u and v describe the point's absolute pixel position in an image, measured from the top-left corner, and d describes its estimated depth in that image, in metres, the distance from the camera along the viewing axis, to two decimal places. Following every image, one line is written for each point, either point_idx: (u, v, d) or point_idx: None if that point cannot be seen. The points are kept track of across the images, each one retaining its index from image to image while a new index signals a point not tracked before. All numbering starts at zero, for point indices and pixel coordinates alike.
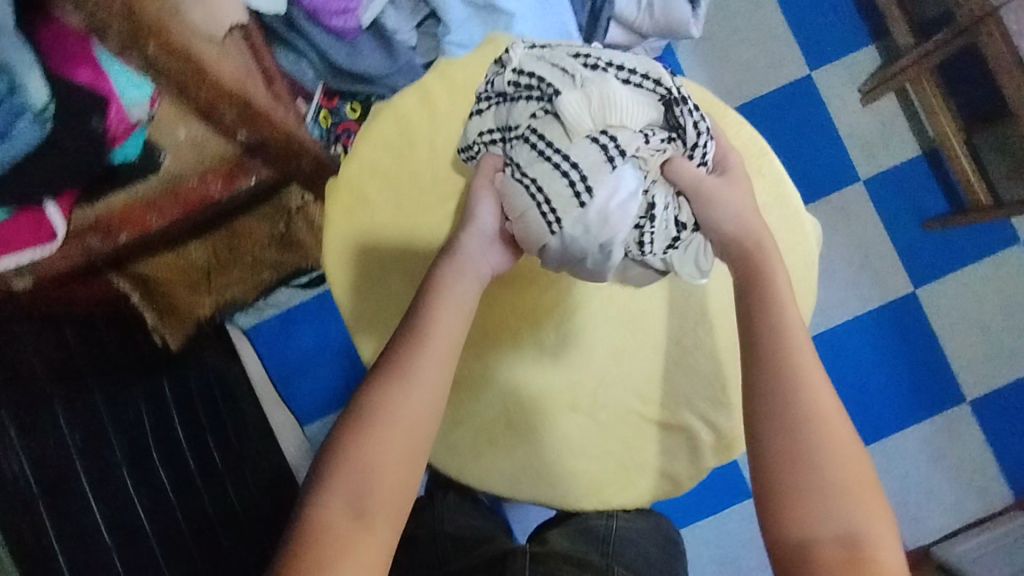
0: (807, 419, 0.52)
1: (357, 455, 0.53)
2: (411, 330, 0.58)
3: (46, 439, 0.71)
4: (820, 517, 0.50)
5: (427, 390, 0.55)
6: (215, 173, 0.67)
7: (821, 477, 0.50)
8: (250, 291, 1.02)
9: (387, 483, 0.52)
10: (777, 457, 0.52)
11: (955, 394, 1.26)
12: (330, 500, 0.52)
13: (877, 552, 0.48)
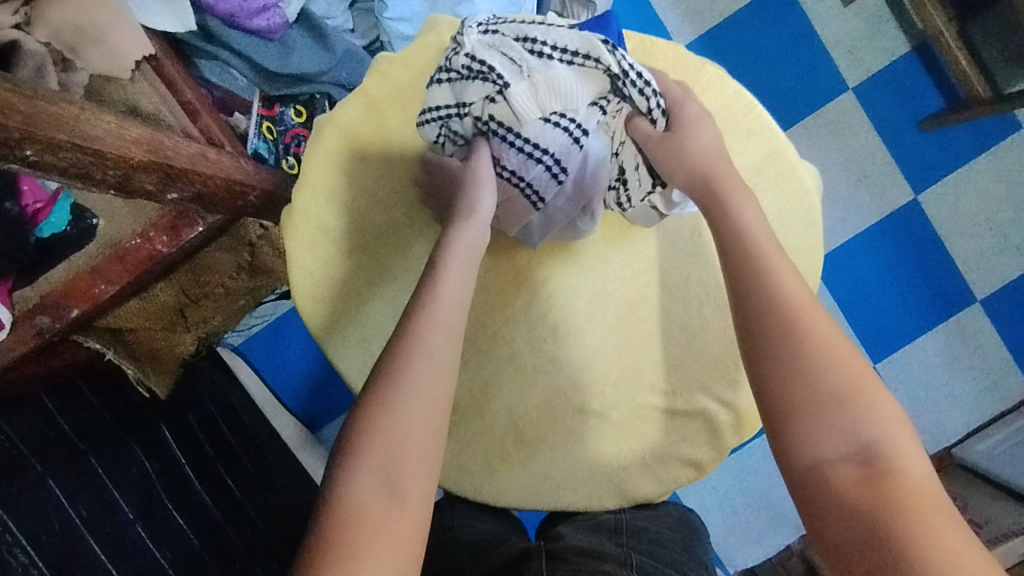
0: (798, 335, 0.47)
1: (385, 424, 0.45)
2: (425, 287, 0.51)
3: (50, 519, 0.69)
4: (829, 436, 0.44)
5: (452, 349, 0.48)
6: (159, 226, 0.60)
7: (828, 391, 0.45)
8: (230, 320, 0.95)
9: (422, 457, 0.45)
10: (776, 379, 0.46)
11: (965, 295, 1.23)
12: (359, 480, 0.43)
13: (900, 469, 0.42)
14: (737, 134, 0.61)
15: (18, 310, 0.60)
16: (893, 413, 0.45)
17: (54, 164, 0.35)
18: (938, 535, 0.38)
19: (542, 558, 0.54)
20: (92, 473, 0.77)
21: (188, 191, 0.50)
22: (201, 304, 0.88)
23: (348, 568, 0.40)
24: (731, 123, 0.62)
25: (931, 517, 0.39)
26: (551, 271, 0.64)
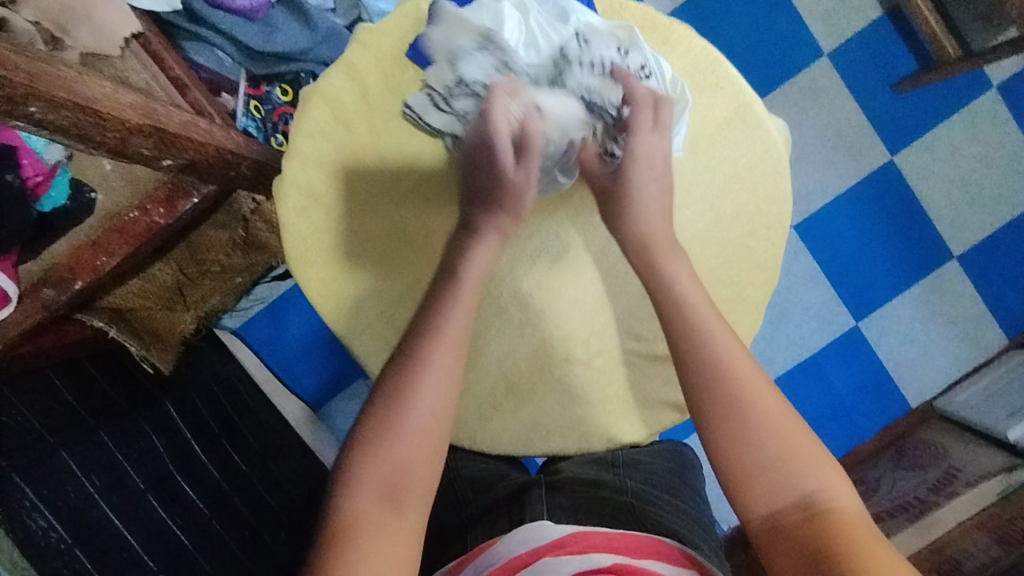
0: (740, 404, 0.50)
1: (387, 447, 0.48)
2: (428, 314, 0.54)
3: (65, 489, 0.73)
4: (775, 489, 0.47)
5: (453, 376, 0.52)
6: (155, 198, 0.62)
7: (745, 391, 0.50)
8: (228, 300, 0.98)
9: (419, 479, 0.48)
10: (721, 441, 0.49)
11: (943, 253, 1.27)
12: (359, 495, 0.47)
13: (839, 509, 0.46)
14: (706, 90, 0.64)
15: (24, 283, 0.62)
16: (829, 464, 0.48)
17: (58, 123, 0.38)
18: (880, 568, 0.41)
19: (542, 487, 0.59)
20: (102, 448, 0.80)
21: (181, 159, 0.53)
22: (199, 283, 0.90)
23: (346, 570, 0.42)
24: (699, 80, 0.64)
25: (866, 548, 0.43)
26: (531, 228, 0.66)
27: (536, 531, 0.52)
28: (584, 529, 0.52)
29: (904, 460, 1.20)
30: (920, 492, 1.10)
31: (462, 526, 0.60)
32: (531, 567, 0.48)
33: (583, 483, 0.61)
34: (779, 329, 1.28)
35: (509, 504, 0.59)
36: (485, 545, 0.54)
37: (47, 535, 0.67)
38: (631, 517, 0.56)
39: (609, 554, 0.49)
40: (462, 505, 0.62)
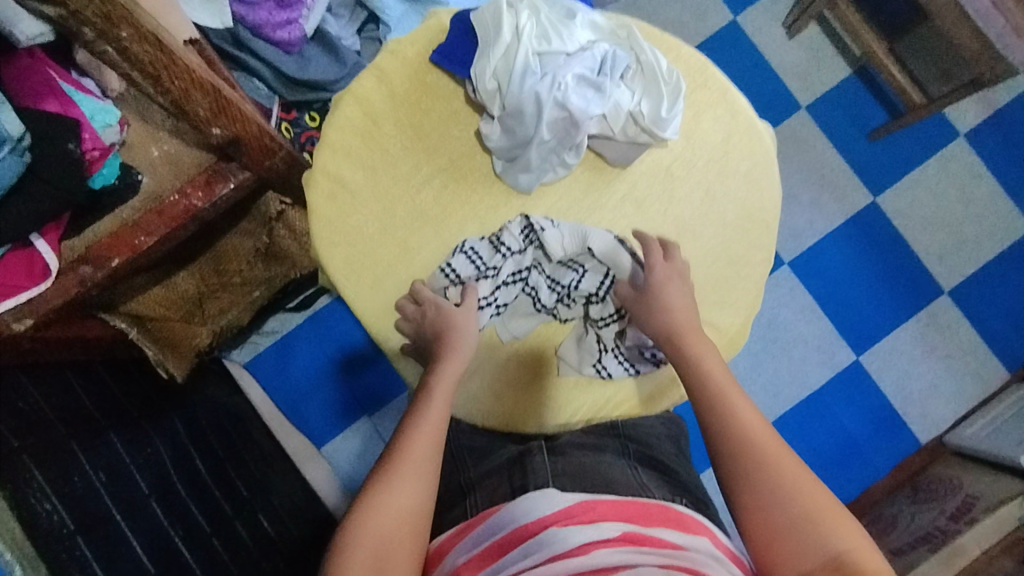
0: (767, 473, 0.53)
1: (374, 520, 0.50)
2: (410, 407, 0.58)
3: (72, 479, 0.71)
4: (803, 550, 0.49)
5: (433, 457, 0.55)
6: (195, 183, 0.68)
7: (760, 454, 0.54)
8: (244, 316, 1.01)
9: (407, 555, 0.49)
10: (745, 507, 0.52)
11: (933, 288, 1.32)
12: (351, 568, 0.48)
13: (870, 574, 0.47)
14: (695, 92, 0.73)
15: (65, 258, 0.66)
16: (852, 525, 0.50)
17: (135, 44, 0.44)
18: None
19: (544, 454, 0.62)
20: (111, 447, 0.79)
21: (229, 132, 0.59)
22: (217, 296, 0.94)
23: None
24: (689, 84, 0.73)
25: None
26: (539, 211, 0.70)
27: (544, 502, 0.50)
28: (593, 498, 0.50)
29: (919, 496, 1.17)
30: (940, 522, 1.06)
31: (461, 489, 0.63)
32: (536, 537, 0.46)
33: (582, 446, 0.65)
34: (783, 363, 1.29)
35: (510, 468, 0.62)
36: (493, 510, 0.53)
37: (50, 517, 0.65)
38: (625, 483, 0.57)
39: (616, 522, 0.47)
40: (463, 468, 0.66)
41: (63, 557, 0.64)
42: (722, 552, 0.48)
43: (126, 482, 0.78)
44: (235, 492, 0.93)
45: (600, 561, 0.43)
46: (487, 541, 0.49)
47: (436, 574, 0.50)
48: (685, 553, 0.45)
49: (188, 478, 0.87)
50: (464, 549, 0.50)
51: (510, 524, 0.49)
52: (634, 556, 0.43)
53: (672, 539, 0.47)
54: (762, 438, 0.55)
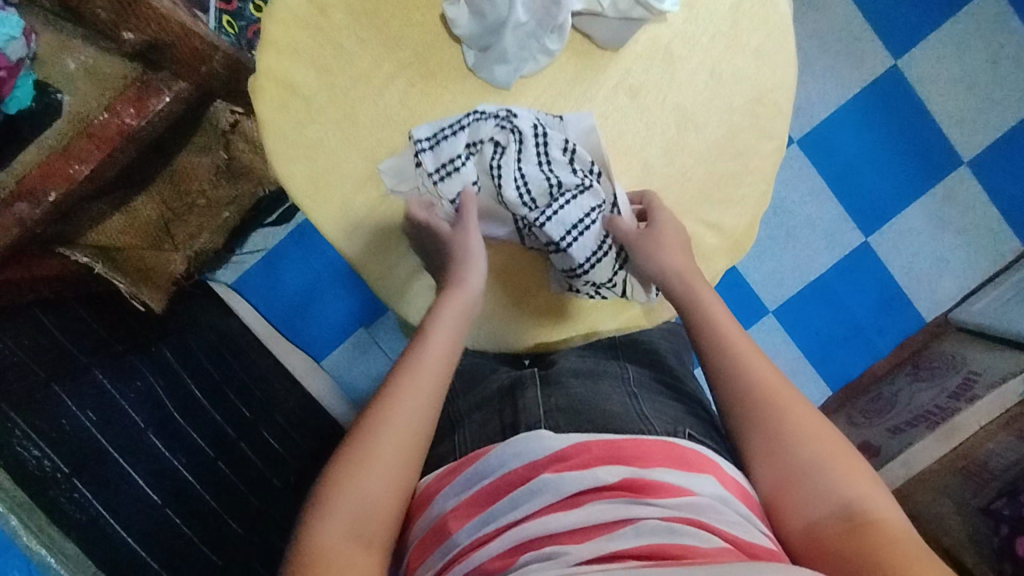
0: (780, 424, 0.52)
1: (359, 477, 0.48)
2: (406, 360, 0.54)
3: (58, 421, 0.69)
4: (810, 499, 0.49)
5: (426, 422, 0.52)
6: (124, 99, 0.61)
7: (770, 401, 0.53)
8: (217, 238, 0.97)
9: (387, 517, 0.48)
10: (754, 457, 0.52)
11: (952, 159, 1.23)
12: (329, 524, 0.47)
13: (881, 521, 0.47)
14: None
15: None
16: (864, 474, 0.50)
17: None
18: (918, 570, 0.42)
19: (536, 387, 0.60)
20: (97, 384, 0.76)
21: (143, 36, 0.55)
22: (185, 219, 0.89)
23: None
24: None
25: (902, 553, 0.44)
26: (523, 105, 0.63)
27: (533, 443, 0.51)
28: (588, 437, 0.51)
29: (920, 373, 1.17)
30: (939, 399, 1.06)
31: (451, 422, 0.63)
32: (529, 485, 0.48)
33: (579, 375, 0.63)
34: (788, 249, 1.24)
35: (502, 401, 0.61)
36: (481, 449, 0.54)
37: (40, 464, 0.65)
38: (622, 416, 0.57)
39: (613, 464, 0.49)
40: (454, 398, 0.66)
41: (60, 501, 0.64)
42: (728, 490, 0.50)
43: (118, 417, 0.76)
44: (238, 415, 0.92)
45: (598, 516, 0.45)
46: (482, 483, 0.51)
47: (425, 516, 0.52)
48: (690, 498, 0.47)
49: (181, 405, 0.85)
50: (452, 494, 0.51)
51: (499, 468, 0.51)
52: (637, 508, 0.45)
53: (673, 480, 0.48)
54: (770, 386, 0.54)
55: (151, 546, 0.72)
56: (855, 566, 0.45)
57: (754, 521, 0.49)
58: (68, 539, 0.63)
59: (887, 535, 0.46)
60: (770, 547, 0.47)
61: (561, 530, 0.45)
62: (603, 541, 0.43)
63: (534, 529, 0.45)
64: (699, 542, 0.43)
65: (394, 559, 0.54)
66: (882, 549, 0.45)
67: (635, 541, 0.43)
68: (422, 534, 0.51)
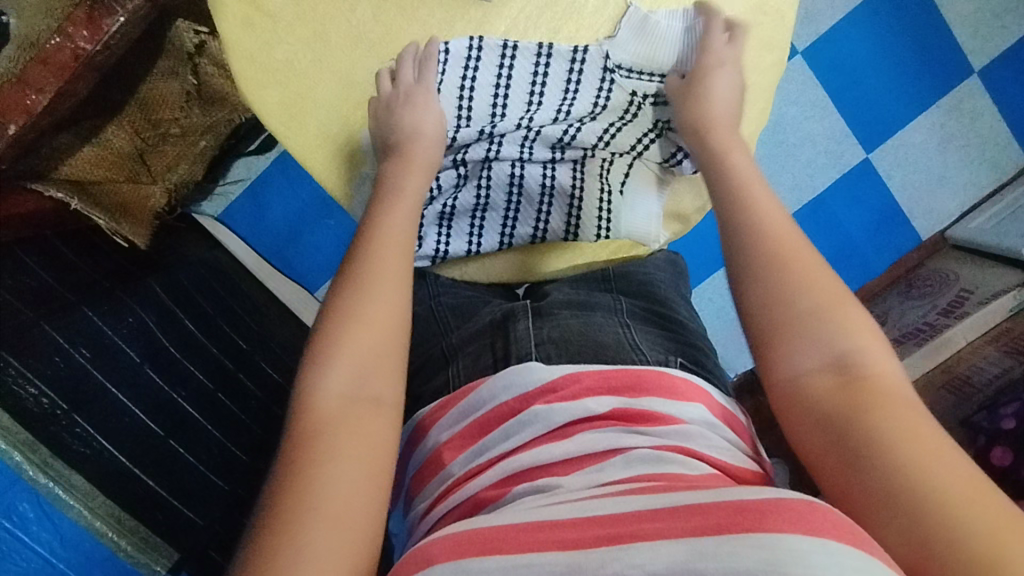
0: (783, 259, 0.54)
1: (351, 337, 0.50)
2: (367, 232, 0.57)
3: (52, 358, 0.69)
4: (808, 347, 0.49)
5: (398, 273, 0.55)
6: (75, 19, 0.58)
7: (777, 255, 0.54)
8: (197, 171, 0.95)
9: (386, 373, 0.50)
10: (759, 301, 0.53)
11: (962, 69, 1.18)
12: (329, 382, 0.48)
13: (874, 376, 0.47)
14: None
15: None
16: (865, 327, 0.50)
17: None
18: (899, 422, 0.43)
19: (528, 319, 0.61)
20: (87, 321, 0.75)
21: None
22: (160, 148, 0.88)
23: (324, 461, 0.44)
24: None
25: (907, 424, 0.43)
26: (501, 25, 0.65)
27: (522, 375, 0.54)
28: (578, 369, 0.54)
29: (913, 291, 1.18)
30: (930, 317, 1.07)
31: (443, 355, 0.63)
32: (520, 416, 0.52)
33: (572, 307, 0.64)
34: (789, 167, 1.20)
35: (492, 333, 0.62)
36: (472, 383, 0.57)
37: (39, 402, 0.65)
38: (613, 347, 0.59)
39: (603, 395, 0.52)
40: (445, 331, 0.65)
41: (63, 437, 0.65)
42: (715, 415, 0.53)
43: (114, 354, 0.76)
44: (234, 346, 0.92)
45: (589, 446, 0.48)
46: (474, 417, 0.54)
47: (421, 448, 0.56)
48: (679, 426, 0.50)
49: (179, 339, 0.85)
50: (447, 426, 0.55)
51: (492, 400, 0.54)
52: (626, 437, 0.48)
53: (662, 408, 0.51)
54: (781, 238, 0.55)
55: (157, 475, 0.73)
56: (833, 424, 0.46)
57: (739, 445, 0.52)
58: (74, 472, 0.64)
59: (904, 413, 0.44)
60: (750, 468, 0.50)
61: (553, 461, 0.48)
62: (594, 471, 0.47)
63: (527, 459, 0.49)
64: (685, 468, 0.46)
65: (398, 485, 0.59)
66: (886, 421, 0.43)
67: (625, 471, 0.46)
68: (420, 464, 0.55)
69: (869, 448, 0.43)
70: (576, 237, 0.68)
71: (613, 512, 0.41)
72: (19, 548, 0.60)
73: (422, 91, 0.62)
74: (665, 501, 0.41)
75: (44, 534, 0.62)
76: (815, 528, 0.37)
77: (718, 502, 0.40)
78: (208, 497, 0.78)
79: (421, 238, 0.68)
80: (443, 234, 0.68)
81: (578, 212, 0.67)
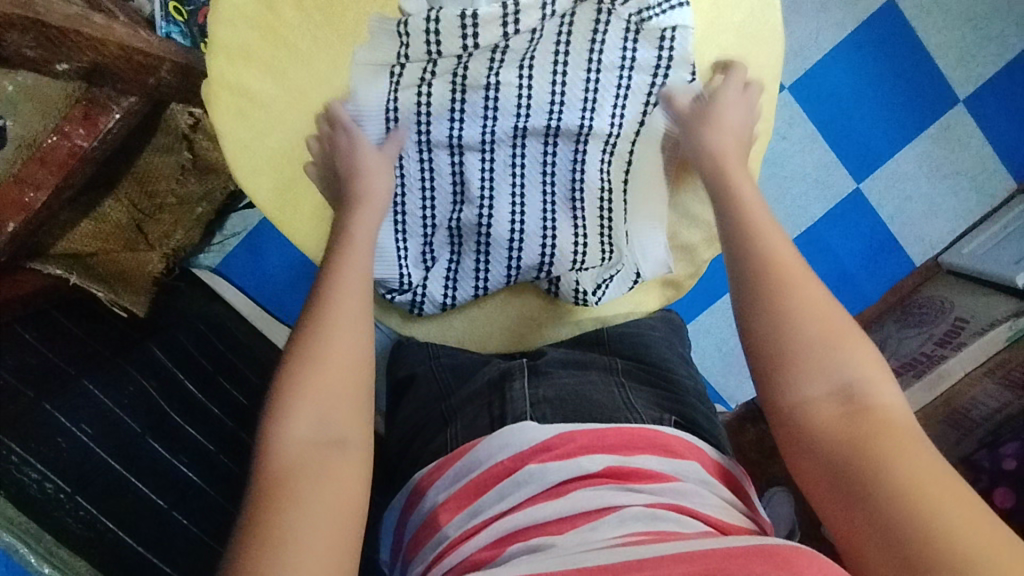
0: (787, 290, 0.51)
1: (308, 378, 0.49)
2: (329, 276, 0.56)
3: (55, 442, 0.69)
4: (811, 374, 0.48)
5: (359, 319, 0.54)
6: (73, 118, 0.61)
7: (781, 282, 0.52)
8: (194, 235, 0.94)
9: (352, 417, 0.49)
10: (762, 332, 0.51)
11: (948, 97, 1.20)
12: (291, 426, 0.47)
13: (877, 405, 0.46)
14: None
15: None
16: (874, 360, 0.48)
17: None
18: (902, 455, 0.42)
19: (524, 378, 0.63)
20: (88, 395, 0.76)
21: (78, 62, 0.56)
22: (157, 218, 0.87)
23: (287, 509, 0.42)
24: None
25: (913, 453, 0.42)
26: None
27: (516, 435, 0.54)
28: (571, 428, 0.55)
29: (907, 318, 1.19)
30: (926, 347, 1.08)
31: (443, 417, 0.64)
32: (514, 476, 0.52)
33: (567, 365, 0.66)
34: (778, 198, 1.21)
35: (488, 394, 0.63)
36: (467, 444, 0.57)
37: (42, 487, 0.64)
38: (609, 406, 0.60)
39: (595, 453, 0.53)
40: (445, 394, 0.66)
41: (67, 521, 0.63)
42: (709, 472, 0.54)
43: (115, 426, 0.76)
44: (234, 404, 0.93)
45: (582, 503, 0.49)
46: (471, 478, 0.54)
47: (418, 511, 0.56)
48: (673, 483, 0.50)
49: (178, 403, 0.85)
50: (443, 488, 0.55)
51: (487, 460, 0.54)
52: (619, 495, 0.49)
53: (656, 467, 0.52)
54: (785, 266, 0.53)
55: (163, 549, 0.73)
56: (843, 459, 0.44)
57: (734, 503, 0.53)
58: (78, 559, 0.61)
59: (916, 452, 0.43)
60: (746, 526, 0.50)
61: (545, 520, 0.48)
62: (587, 530, 0.47)
63: (521, 518, 0.49)
64: (679, 525, 0.47)
65: (397, 550, 0.59)
66: (891, 457, 0.42)
67: (619, 528, 0.46)
68: (418, 527, 0.55)
69: (875, 481, 0.42)
70: (585, 241, 0.67)
71: (603, 562, 0.42)
72: None
73: (396, 124, 0.63)
74: (651, 552, 0.42)
75: None
76: (799, 569, 0.39)
77: (708, 551, 0.41)
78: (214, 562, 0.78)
79: (426, 292, 0.69)
80: (450, 276, 0.68)
81: (582, 206, 0.66)
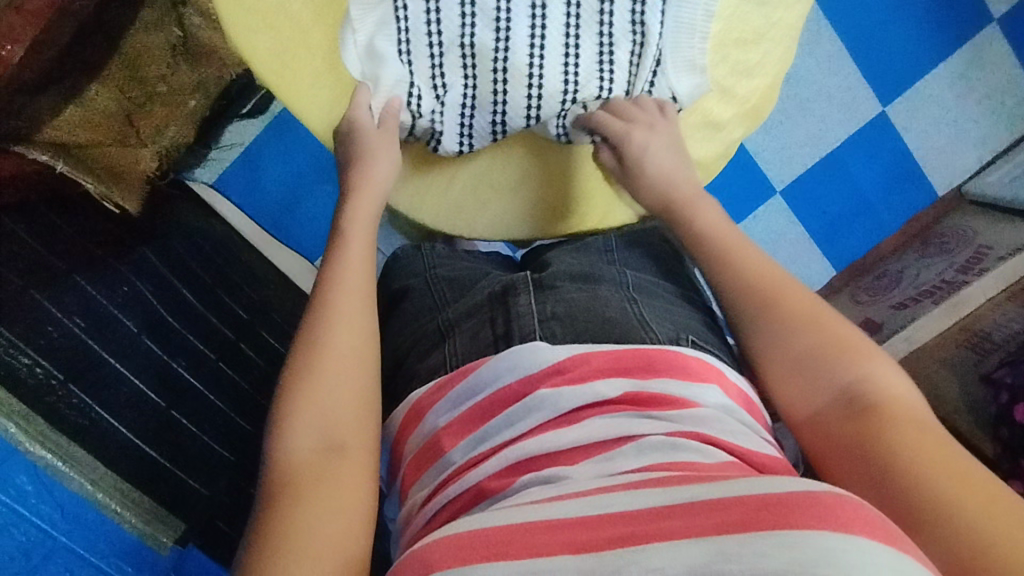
0: (780, 304, 0.52)
1: (315, 386, 0.48)
2: (329, 272, 0.54)
3: (47, 330, 0.66)
4: (819, 387, 0.49)
5: (365, 318, 0.52)
6: None
7: (770, 298, 0.53)
8: (187, 132, 0.90)
9: (357, 422, 0.47)
10: (768, 351, 0.52)
11: (982, 17, 1.13)
12: (297, 435, 0.46)
13: (888, 401, 0.46)
14: None
15: None
16: (876, 357, 0.49)
17: None
18: (921, 451, 0.42)
19: (529, 294, 0.59)
20: (82, 291, 0.73)
21: None
22: (148, 109, 0.82)
23: (295, 511, 0.41)
24: None
25: (923, 443, 0.42)
26: None
27: (529, 357, 0.51)
28: (586, 350, 0.52)
29: (929, 249, 1.15)
30: (947, 275, 1.04)
31: (439, 332, 0.60)
32: (525, 401, 0.49)
33: (574, 279, 0.61)
34: (799, 124, 1.16)
35: (490, 308, 0.59)
36: (471, 364, 0.54)
37: (33, 372, 0.63)
38: (621, 324, 0.56)
39: (614, 377, 0.50)
40: (441, 308, 0.63)
41: (59, 407, 0.64)
42: (733, 399, 0.51)
43: (109, 324, 0.73)
44: (233, 316, 0.89)
45: (599, 433, 0.46)
46: (475, 400, 0.51)
47: (418, 432, 0.53)
48: (695, 410, 0.47)
49: (176, 309, 0.82)
50: (444, 411, 0.52)
51: (494, 382, 0.51)
52: (640, 423, 0.46)
53: (677, 391, 0.49)
54: (781, 284, 0.54)
55: (161, 446, 0.72)
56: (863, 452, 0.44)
57: (757, 430, 0.50)
58: (77, 446, 0.63)
59: (938, 445, 0.42)
60: (772, 454, 0.47)
61: (559, 449, 0.46)
62: (606, 460, 0.45)
63: (533, 445, 0.46)
64: (702, 456, 0.44)
65: (391, 472, 0.56)
66: (905, 450, 0.42)
67: (637, 460, 0.44)
68: (416, 451, 0.52)
69: (902, 475, 0.41)
70: (612, 70, 0.60)
71: (630, 508, 0.38)
72: (18, 522, 0.58)
73: None
74: (680, 496, 0.38)
75: (44, 507, 0.60)
76: (851, 524, 0.34)
77: (746, 496, 0.36)
78: (215, 467, 0.76)
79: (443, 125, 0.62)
80: (465, 110, 0.62)
81: (610, 37, 0.59)
